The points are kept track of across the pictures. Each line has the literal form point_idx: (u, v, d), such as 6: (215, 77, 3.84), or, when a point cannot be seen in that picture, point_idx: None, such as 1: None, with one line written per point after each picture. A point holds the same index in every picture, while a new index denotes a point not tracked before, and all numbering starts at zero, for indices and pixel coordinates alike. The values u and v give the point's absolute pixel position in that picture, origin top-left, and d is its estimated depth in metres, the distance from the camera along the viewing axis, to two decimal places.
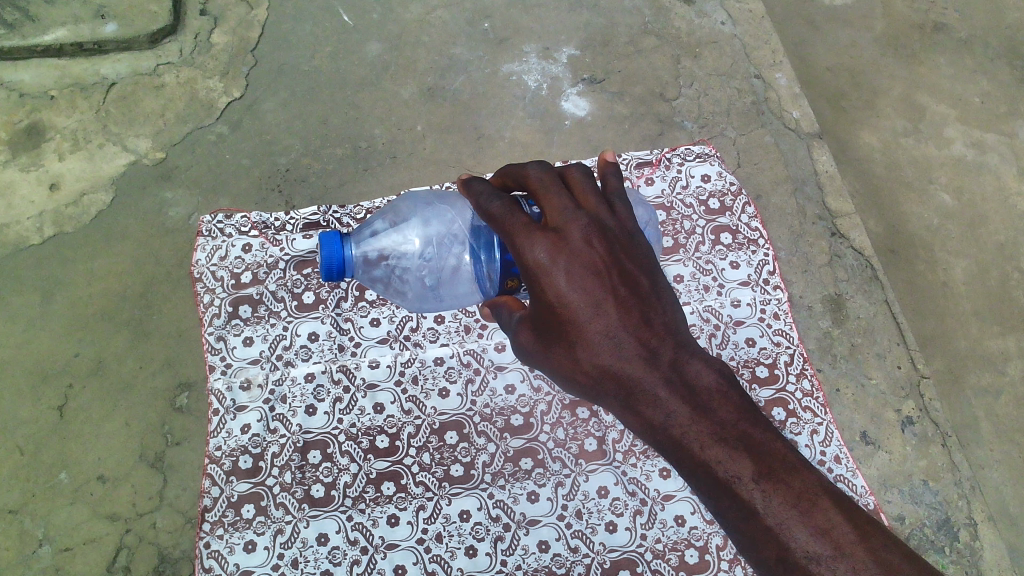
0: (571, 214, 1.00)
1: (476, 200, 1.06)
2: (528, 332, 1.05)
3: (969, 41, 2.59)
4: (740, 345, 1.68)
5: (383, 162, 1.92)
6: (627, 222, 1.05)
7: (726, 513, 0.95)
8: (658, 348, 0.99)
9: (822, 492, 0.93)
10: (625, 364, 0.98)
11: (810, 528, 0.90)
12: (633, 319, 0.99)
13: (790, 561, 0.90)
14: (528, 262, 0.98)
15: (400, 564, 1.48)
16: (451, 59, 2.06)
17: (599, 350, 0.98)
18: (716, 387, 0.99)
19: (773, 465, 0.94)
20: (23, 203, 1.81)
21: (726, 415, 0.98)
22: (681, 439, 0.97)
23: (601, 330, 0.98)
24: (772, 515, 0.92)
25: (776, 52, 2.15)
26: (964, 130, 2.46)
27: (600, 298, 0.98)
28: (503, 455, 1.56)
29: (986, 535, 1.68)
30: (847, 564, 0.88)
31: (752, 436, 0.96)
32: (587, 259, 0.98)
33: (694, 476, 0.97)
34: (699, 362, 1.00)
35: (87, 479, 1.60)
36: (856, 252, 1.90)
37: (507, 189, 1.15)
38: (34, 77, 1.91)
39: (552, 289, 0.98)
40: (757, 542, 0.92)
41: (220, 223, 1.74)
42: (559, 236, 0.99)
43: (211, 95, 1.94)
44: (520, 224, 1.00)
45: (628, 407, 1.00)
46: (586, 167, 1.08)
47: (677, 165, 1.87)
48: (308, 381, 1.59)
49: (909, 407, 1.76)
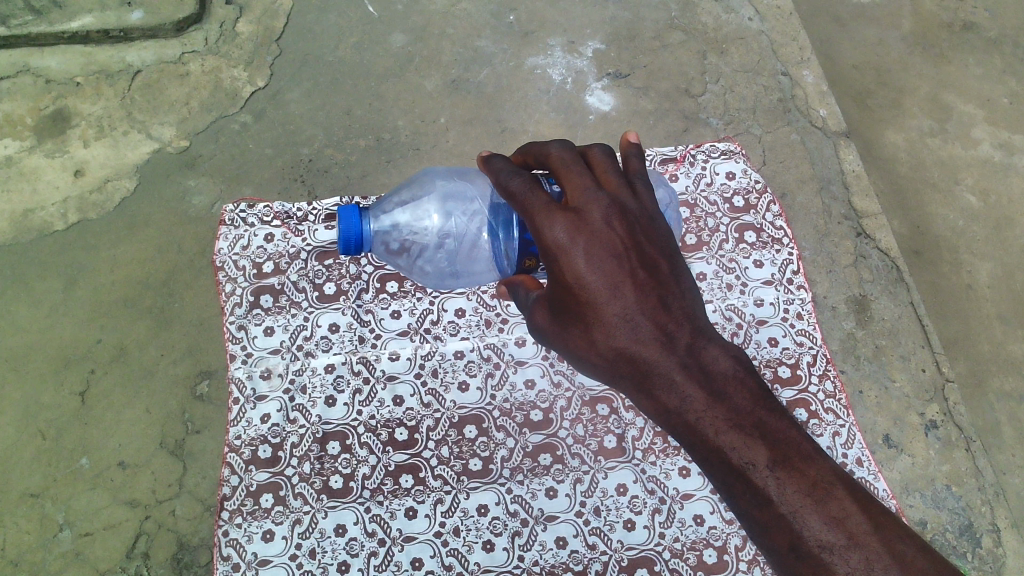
0: (591, 194, 0.99)
1: (495, 177, 1.05)
2: (545, 312, 1.05)
3: (998, 41, 2.56)
4: (762, 345, 1.67)
5: (406, 155, 1.92)
6: (647, 204, 1.04)
7: (739, 499, 0.94)
8: (675, 332, 0.98)
9: (837, 482, 0.92)
10: (640, 347, 0.97)
11: (825, 517, 0.89)
12: (652, 302, 0.97)
13: (803, 550, 0.89)
14: (547, 242, 0.97)
15: (418, 556, 1.48)
16: (476, 51, 2.05)
17: (616, 332, 0.97)
18: (733, 373, 0.98)
19: (788, 453, 0.94)
20: (48, 188, 1.81)
21: (740, 401, 0.96)
22: (695, 425, 0.96)
23: (618, 312, 0.96)
24: (787, 504, 0.90)
25: (804, 49, 2.13)
26: (992, 131, 2.43)
27: (619, 280, 0.96)
28: (522, 450, 1.56)
29: (1009, 542, 1.66)
30: (860, 554, 0.87)
31: (767, 424, 0.95)
32: (608, 240, 0.97)
33: (708, 461, 0.96)
34: (716, 348, 0.99)
35: (108, 465, 1.60)
36: (882, 253, 1.88)
37: (527, 167, 1.15)
38: (60, 63, 1.92)
39: (571, 270, 0.96)
40: (769, 529, 0.92)
41: (242, 213, 1.73)
42: (580, 215, 0.97)
43: (235, 84, 1.95)
44: (540, 203, 0.99)
45: (643, 391, 0.99)
46: (609, 147, 1.07)
47: (701, 162, 1.85)
48: (328, 372, 1.59)
49: (932, 410, 1.74)
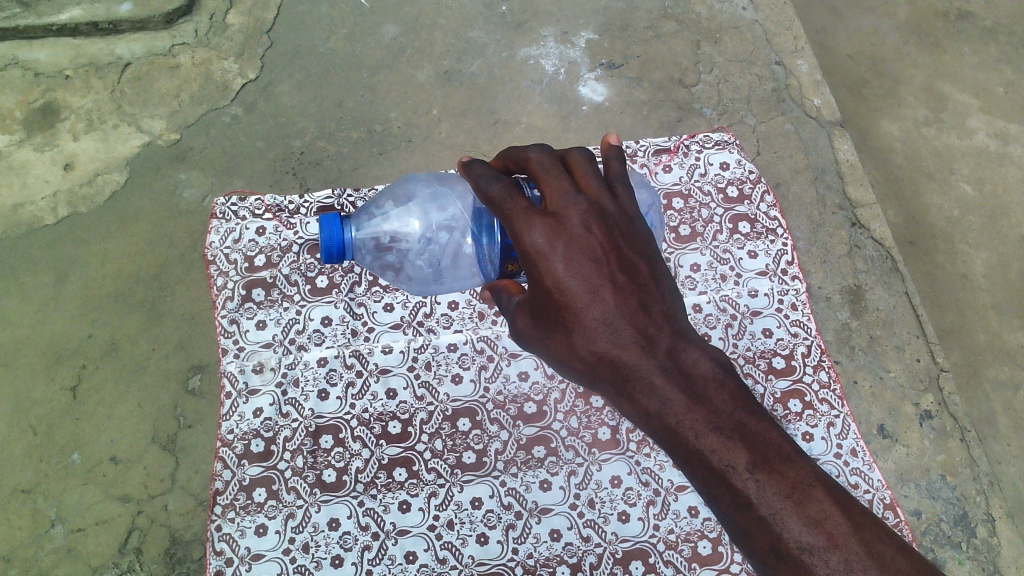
0: (570, 198, 0.97)
1: (475, 183, 1.03)
2: (527, 318, 1.03)
3: (994, 30, 2.55)
4: (756, 336, 1.66)
5: (399, 146, 1.91)
6: (628, 207, 1.02)
7: (720, 501, 0.94)
8: (655, 336, 0.96)
9: (817, 483, 0.92)
10: (621, 351, 0.95)
11: (804, 518, 0.89)
12: (632, 306, 0.95)
13: (783, 552, 0.89)
14: (527, 248, 0.95)
15: (411, 550, 1.48)
16: (468, 42, 2.04)
17: (596, 336, 0.95)
18: (712, 376, 0.97)
19: (769, 455, 0.93)
20: (38, 182, 1.80)
21: (721, 404, 0.96)
22: (676, 428, 0.95)
23: (599, 316, 0.94)
24: (766, 505, 0.90)
25: (799, 37, 2.11)
26: (988, 121, 2.41)
27: (598, 285, 0.94)
28: (516, 443, 1.55)
29: (1004, 532, 1.65)
30: (840, 555, 0.87)
31: (748, 426, 0.95)
32: (586, 244, 0.95)
33: (688, 464, 0.96)
34: (696, 350, 0.98)
35: (99, 461, 1.60)
36: (877, 243, 1.87)
37: (508, 171, 1.13)
38: (49, 56, 1.91)
39: (550, 275, 0.95)
40: (750, 531, 0.91)
41: (234, 206, 1.72)
42: (558, 220, 0.96)
43: (226, 76, 1.93)
44: (520, 208, 0.97)
45: (624, 395, 0.98)
46: (589, 150, 1.05)
47: (695, 152, 1.84)
48: (320, 365, 1.58)
49: (928, 400, 1.73)
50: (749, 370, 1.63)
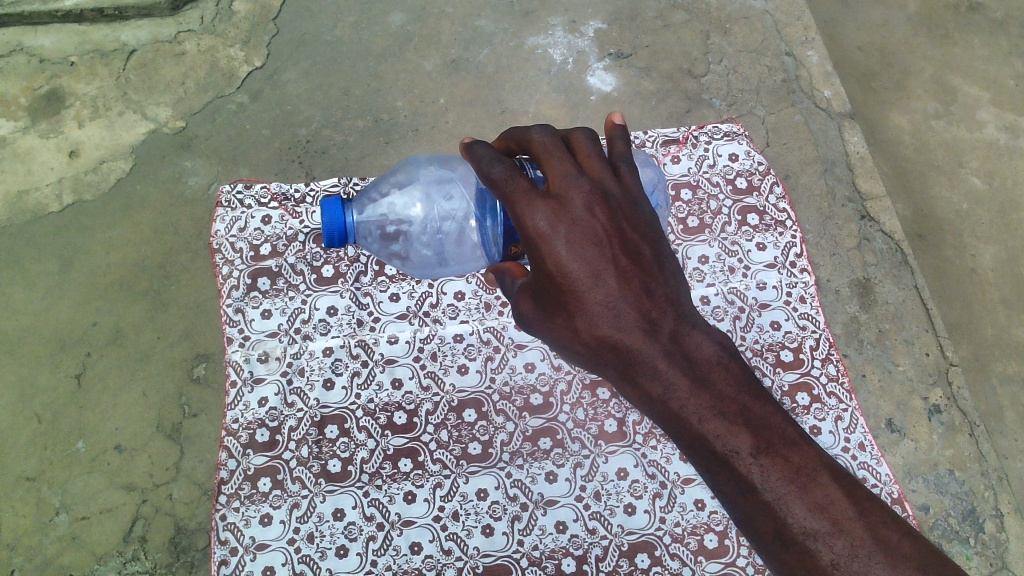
0: (573, 180, 0.96)
1: (477, 164, 1.02)
2: (529, 302, 1.01)
3: (1004, 22, 2.53)
4: (764, 329, 1.65)
5: (405, 136, 1.90)
6: (631, 187, 1.00)
7: (724, 487, 0.93)
8: (659, 320, 0.95)
9: (822, 467, 0.91)
10: (624, 336, 0.94)
11: (809, 504, 0.88)
12: (635, 290, 0.94)
13: (786, 537, 0.88)
14: (528, 230, 0.94)
15: (416, 540, 1.47)
16: (475, 31, 2.02)
17: (599, 321, 0.94)
18: (717, 359, 0.96)
19: (773, 440, 0.92)
20: (42, 169, 1.80)
21: (725, 388, 0.94)
22: (680, 412, 0.94)
23: (601, 300, 0.93)
24: (770, 491, 0.89)
25: (809, 28, 2.09)
26: (998, 114, 2.39)
27: (601, 269, 0.93)
28: (522, 434, 1.54)
29: (1012, 527, 1.64)
30: (844, 541, 0.86)
31: (751, 410, 0.93)
32: (590, 227, 0.94)
33: (691, 448, 0.95)
34: (700, 333, 0.96)
35: (104, 449, 1.59)
36: (887, 236, 1.85)
37: (511, 150, 1.11)
38: (54, 42, 1.90)
39: (552, 259, 0.93)
40: (753, 517, 0.90)
41: (239, 194, 1.71)
42: (560, 203, 0.94)
43: (231, 64, 1.92)
44: (522, 190, 0.96)
45: (627, 379, 0.97)
46: (592, 129, 1.03)
47: (704, 143, 1.83)
48: (326, 355, 1.58)
49: (936, 395, 1.72)
50: (757, 362, 1.62)
